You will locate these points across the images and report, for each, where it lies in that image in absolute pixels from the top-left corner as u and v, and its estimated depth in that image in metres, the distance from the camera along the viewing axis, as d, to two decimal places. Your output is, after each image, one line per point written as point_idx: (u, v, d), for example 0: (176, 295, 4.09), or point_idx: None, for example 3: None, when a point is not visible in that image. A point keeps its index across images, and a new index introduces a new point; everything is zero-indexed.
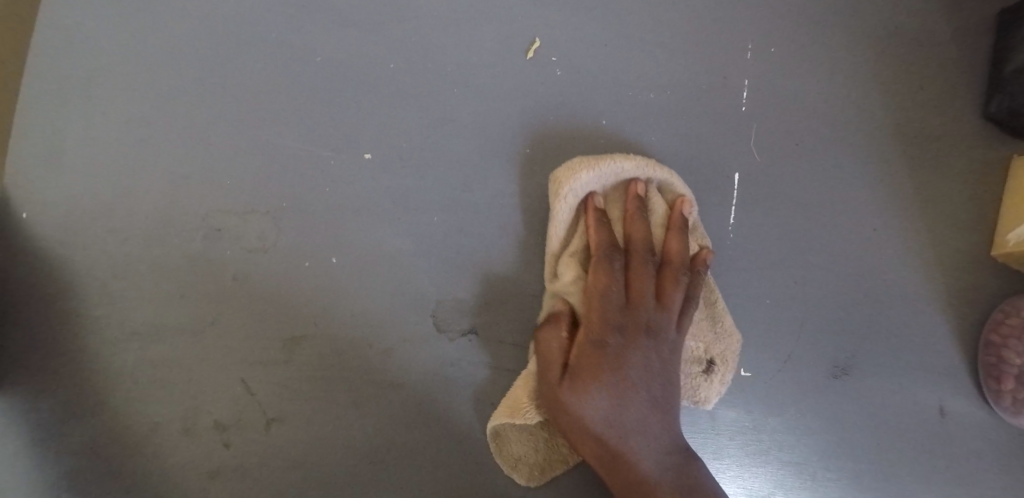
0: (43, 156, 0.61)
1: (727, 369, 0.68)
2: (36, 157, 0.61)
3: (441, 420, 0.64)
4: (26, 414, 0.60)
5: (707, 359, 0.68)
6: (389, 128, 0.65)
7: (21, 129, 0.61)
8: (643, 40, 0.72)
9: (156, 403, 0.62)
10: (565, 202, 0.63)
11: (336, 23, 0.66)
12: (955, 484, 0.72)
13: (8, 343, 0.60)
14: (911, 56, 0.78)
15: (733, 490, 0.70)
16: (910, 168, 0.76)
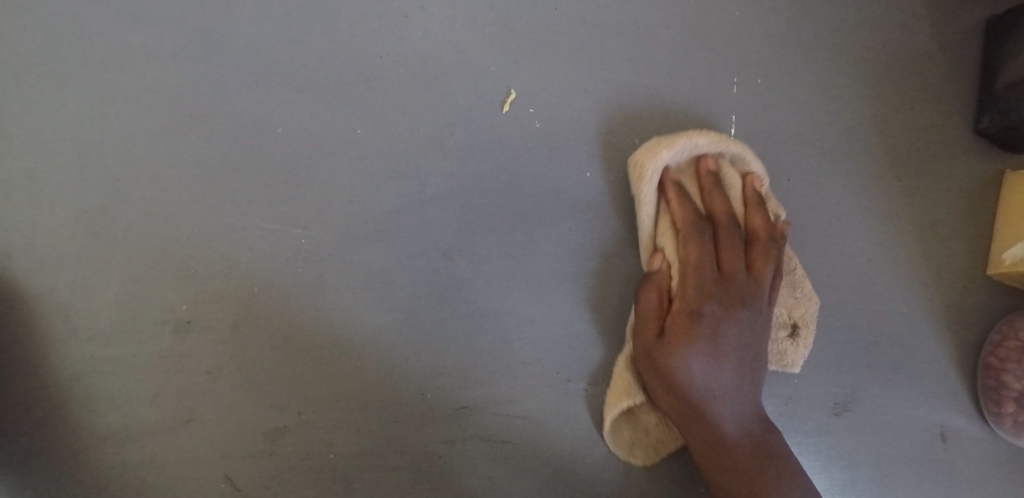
0: None
1: (808, 333, 0.69)
2: None
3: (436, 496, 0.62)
4: None
5: (788, 324, 0.69)
6: (360, 197, 0.63)
7: None
8: (622, 81, 0.68)
9: None
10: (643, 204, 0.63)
11: (297, 89, 0.63)
12: None
13: None
14: (898, 74, 0.75)
15: None
16: (903, 190, 0.74)
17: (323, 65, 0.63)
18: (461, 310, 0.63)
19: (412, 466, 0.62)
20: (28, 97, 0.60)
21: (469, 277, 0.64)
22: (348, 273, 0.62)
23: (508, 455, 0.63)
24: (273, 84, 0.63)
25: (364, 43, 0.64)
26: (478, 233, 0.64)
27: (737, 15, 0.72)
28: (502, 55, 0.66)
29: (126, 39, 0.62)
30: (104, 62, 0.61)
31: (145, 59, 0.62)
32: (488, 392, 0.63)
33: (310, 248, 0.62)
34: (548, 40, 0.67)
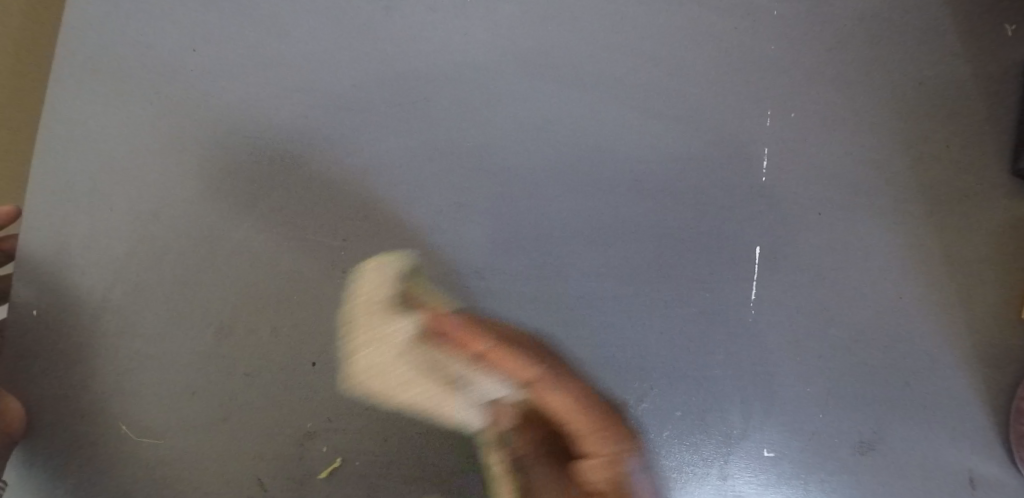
0: (51, 252, 0.63)
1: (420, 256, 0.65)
2: (45, 253, 0.63)
3: None
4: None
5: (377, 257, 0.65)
6: (398, 214, 0.65)
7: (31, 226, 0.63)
8: (657, 111, 0.70)
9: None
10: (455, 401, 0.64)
11: (344, 109, 0.66)
12: None
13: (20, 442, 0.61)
14: (934, 112, 0.76)
15: None
16: (937, 228, 0.74)
17: (369, 84, 0.66)
18: (490, 328, 0.65)
19: (435, 476, 0.64)
20: (93, 106, 0.64)
21: (500, 297, 0.65)
22: (386, 289, 0.64)
23: None
24: (322, 102, 0.66)
25: (409, 64, 0.67)
26: (508, 255, 0.66)
27: (773, 49, 0.73)
28: (541, 81, 0.68)
29: (186, 55, 0.66)
30: (164, 76, 0.65)
31: (203, 74, 0.65)
32: None
33: (349, 264, 0.65)
34: (585, 69, 0.69)
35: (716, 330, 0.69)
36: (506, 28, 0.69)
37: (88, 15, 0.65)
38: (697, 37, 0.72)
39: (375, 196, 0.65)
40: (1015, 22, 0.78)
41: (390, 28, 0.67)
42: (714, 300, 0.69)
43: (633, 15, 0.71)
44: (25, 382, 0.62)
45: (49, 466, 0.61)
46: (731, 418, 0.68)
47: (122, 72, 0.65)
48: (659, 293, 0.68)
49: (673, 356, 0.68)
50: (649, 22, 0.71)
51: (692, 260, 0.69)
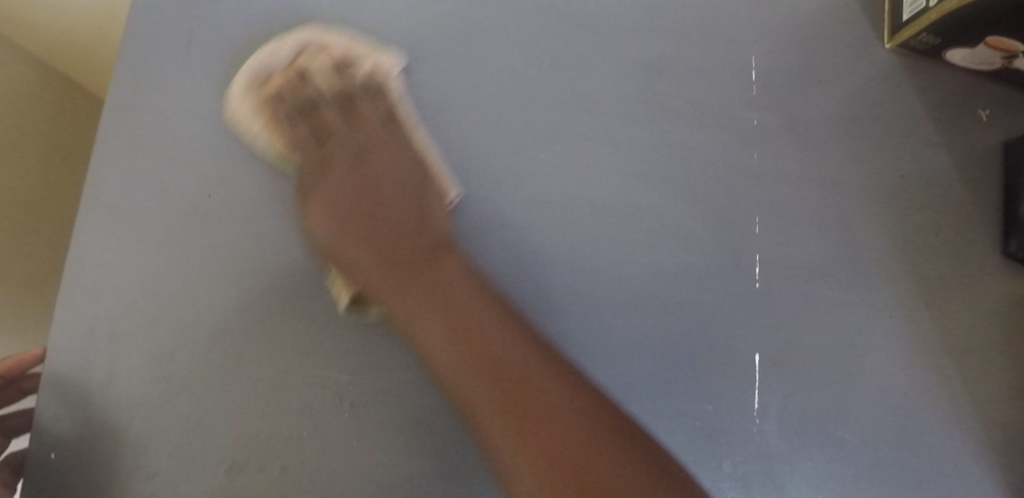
0: (74, 400, 0.66)
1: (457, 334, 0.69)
2: (70, 401, 0.66)
3: None
4: None
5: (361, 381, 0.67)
6: (403, 346, 0.68)
7: (57, 376, 0.66)
8: (649, 231, 0.74)
9: None
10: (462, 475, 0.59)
11: (350, 244, 0.69)
12: None
13: None
14: (921, 204, 0.79)
15: None
16: (936, 318, 0.76)
17: (376, 219, 0.71)
18: None
19: None
20: (114, 258, 0.68)
21: None
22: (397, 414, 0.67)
23: None
24: None
25: (411, 198, 0.72)
26: None
27: (756, 158, 0.77)
28: (535, 205, 0.74)
29: (201, 204, 0.70)
30: (181, 225, 0.69)
31: (217, 221, 0.70)
32: None
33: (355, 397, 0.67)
34: (576, 191, 0.74)
35: (718, 440, 0.71)
36: (500, 158, 0.74)
37: (111, 174, 0.70)
38: (682, 155, 0.76)
39: (384, 326, 0.68)
40: (987, 108, 0.83)
41: (403, 168, 0.74)
42: (716, 414, 0.72)
43: (618, 136, 0.76)
44: None
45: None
46: None
47: (143, 222, 0.69)
48: (660, 404, 0.71)
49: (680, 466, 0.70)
50: (637, 144, 0.76)
51: (689, 371, 0.72)
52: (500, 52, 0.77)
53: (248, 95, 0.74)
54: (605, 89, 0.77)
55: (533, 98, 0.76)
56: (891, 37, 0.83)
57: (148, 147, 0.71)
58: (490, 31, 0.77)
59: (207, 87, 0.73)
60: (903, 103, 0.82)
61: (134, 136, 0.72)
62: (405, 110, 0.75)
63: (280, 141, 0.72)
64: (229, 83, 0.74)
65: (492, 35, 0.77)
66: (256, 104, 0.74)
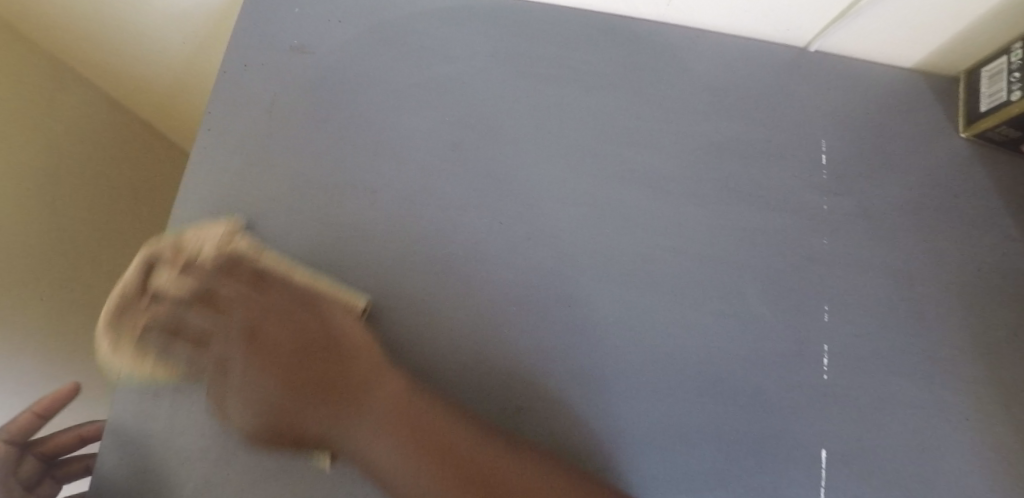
0: (150, 445, 0.70)
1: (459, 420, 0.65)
2: (147, 445, 0.70)
3: None
4: None
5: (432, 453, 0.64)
6: (466, 417, 0.69)
7: (135, 420, 0.70)
8: (714, 311, 0.73)
9: None
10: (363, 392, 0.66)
11: (421, 311, 0.73)
12: None
13: None
14: (1005, 299, 0.76)
15: None
16: (1022, 422, 0.71)
17: (441, 289, 0.73)
18: None
19: None
20: None
21: None
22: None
23: None
24: (398, 305, 0.73)
25: (474, 269, 0.74)
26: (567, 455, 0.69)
27: (825, 244, 0.76)
28: (596, 280, 0.73)
29: (272, 261, 0.72)
30: (249, 283, 0.70)
31: (286, 279, 0.71)
32: None
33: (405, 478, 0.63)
34: (640, 269, 0.74)
35: None
36: (564, 230, 0.75)
37: (192, 231, 0.74)
38: (751, 237, 0.75)
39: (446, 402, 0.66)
40: None
41: (465, 233, 0.75)
42: None
43: (684, 215, 0.76)
44: None
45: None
46: None
47: None
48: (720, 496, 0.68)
49: None
50: (703, 224, 0.76)
51: (753, 464, 0.69)
52: (571, 128, 0.79)
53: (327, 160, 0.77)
54: (672, 167, 0.78)
55: (600, 175, 0.77)
56: (968, 126, 0.82)
57: (235, 210, 0.76)
58: (560, 108, 0.79)
59: (291, 152, 0.78)
60: (981, 194, 0.80)
61: (218, 198, 0.76)
62: (476, 180, 0.77)
63: (358, 207, 0.76)
64: (309, 147, 0.78)
65: (563, 112, 0.79)
66: (333, 169, 0.77)
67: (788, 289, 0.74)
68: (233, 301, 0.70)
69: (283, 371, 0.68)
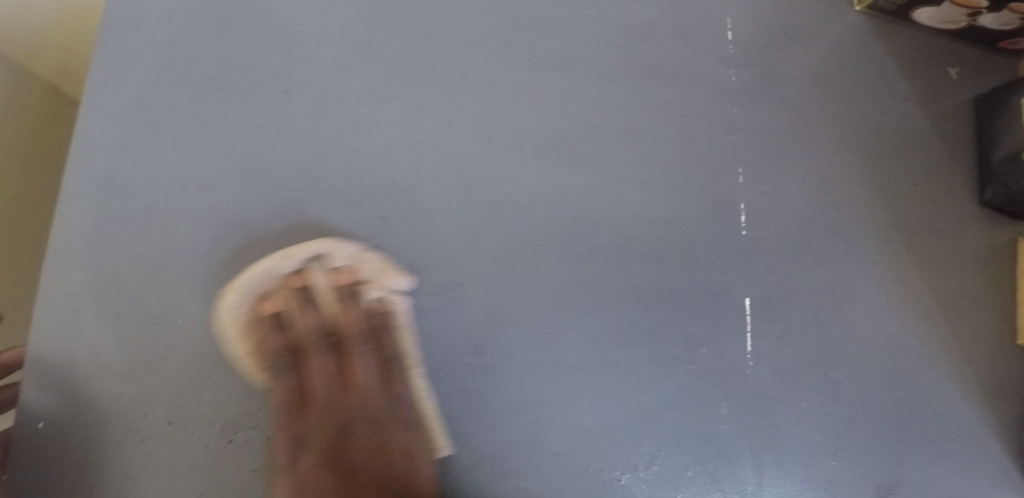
0: (54, 365, 0.62)
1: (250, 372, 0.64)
2: (49, 367, 0.62)
3: None
4: None
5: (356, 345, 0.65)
6: (395, 301, 0.65)
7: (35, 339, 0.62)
8: (636, 178, 0.72)
9: None
10: (303, 268, 0.65)
11: (341, 202, 0.67)
12: None
13: None
14: (900, 155, 0.81)
15: None
16: (919, 263, 0.77)
17: (361, 178, 0.68)
18: (492, 403, 0.64)
19: None
20: (97, 223, 0.65)
21: (502, 370, 0.65)
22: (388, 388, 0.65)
23: None
24: (318, 196, 0.67)
25: (394, 155, 0.69)
26: (503, 322, 0.65)
27: (736, 113, 0.78)
28: (519, 157, 0.70)
29: (182, 162, 0.67)
30: (164, 184, 0.66)
31: (200, 178, 0.67)
32: (517, 486, 0.63)
33: (348, 384, 0.65)
34: (564, 143, 0.72)
35: (715, 382, 0.67)
36: (483, 112, 0.71)
37: (81, 135, 0.66)
38: (667, 110, 0.76)
39: (390, 282, 0.65)
40: (955, 66, 0.85)
41: (378, 122, 0.70)
42: (714, 357, 0.68)
43: (601, 93, 0.75)
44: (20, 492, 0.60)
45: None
46: (744, 473, 0.66)
47: (118, 181, 0.66)
48: (655, 350, 0.67)
49: (676, 419, 0.66)
50: (621, 100, 0.75)
51: (686, 314, 0.69)
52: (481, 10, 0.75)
53: (221, 58, 0.70)
54: (586, 48, 0.76)
55: (513, 56, 0.74)
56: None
57: (128, 112, 0.68)
58: None
59: (177, 49, 0.70)
60: (878, 60, 0.84)
61: (98, 97, 0.67)
62: (388, 69, 0.71)
63: (262, 102, 0.69)
64: (199, 43, 0.70)
65: None
66: (231, 65, 0.70)
67: (705, 155, 0.75)
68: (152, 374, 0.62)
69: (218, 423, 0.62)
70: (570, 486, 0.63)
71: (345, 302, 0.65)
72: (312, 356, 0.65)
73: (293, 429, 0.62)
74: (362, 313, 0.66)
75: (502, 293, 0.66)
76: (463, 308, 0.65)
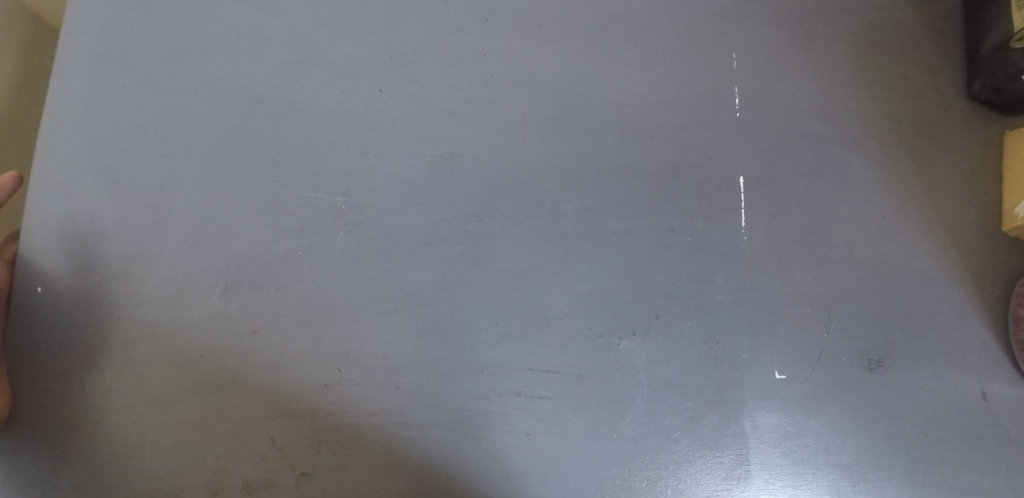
0: (52, 227, 0.62)
1: (197, 296, 0.62)
2: (48, 229, 0.62)
3: (463, 456, 0.62)
4: (64, 469, 0.59)
5: (352, 214, 0.64)
6: (395, 172, 0.65)
7: (35, 202, 0.62)
8: (633, 61, 0.73)
9: (174, 455, 0.59)
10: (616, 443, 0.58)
11: (337, 75, 0.67)
12: (1006, 454, 0.71)
13: (39, 403, 0.59)
14: (896, 47, 0.80)
15: (784, 463, 0.67)
16: (911, 152, 0.78)
17: (359, 53, 0.67)
18: (493, 270, 0.65)
19: (451, 423, 0.62)
20: (94, 92, 0.64)
21: (502, 238, 0.66)
22: (388, 255, 0.64)
23: (546, 412, 0.63)
24: (315, 69, 0.67)
25: (392, 31, 0.68)
26: (502, 194, 0.67)
27: (731, 2, 0.77)
28: (516, 36, 0.70)
29: (178, 32, 0.66)
30: (162, 54, 0.66)
31: (197, 49, 0.66)
32: (517, 349, 0.64)
33: (345, 252, 0.63)
34: (563, 26, 0.72)
35: (712, 255, 0.70)
36: None
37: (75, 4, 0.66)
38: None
39: (392, 153, 0.66)
40: None
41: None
42: (707, 231, 0.70)
43: None
44: (22, 350, 0.60)
45: (37, 456, 0.59)
46: (739, 343, 0.69)
47: (115, 51, 0.65)
48: (652, 223, 0.69)
49: (674, 288, 0.68)
50: None
51: (679, 191, 0.70)
52: None
53: None
54: None
55: None
56: None
57: None
58: None
59: None
60: None
61: None
62: None
63: None
64: None
65: None
66: None
67: (702, 41, 0.75)
68: (154, 237, 0.62)
69: (197, 332, 0.61)
70: (573, 351, 0.65)
71: (286, 178, 0.64)
72: (252, 232, 0.63)
73: (291, 293, 0.62)
74: (361, 180, 0.65)
75: (502, 167, 0.67)
76: (463, 178, 0.66)
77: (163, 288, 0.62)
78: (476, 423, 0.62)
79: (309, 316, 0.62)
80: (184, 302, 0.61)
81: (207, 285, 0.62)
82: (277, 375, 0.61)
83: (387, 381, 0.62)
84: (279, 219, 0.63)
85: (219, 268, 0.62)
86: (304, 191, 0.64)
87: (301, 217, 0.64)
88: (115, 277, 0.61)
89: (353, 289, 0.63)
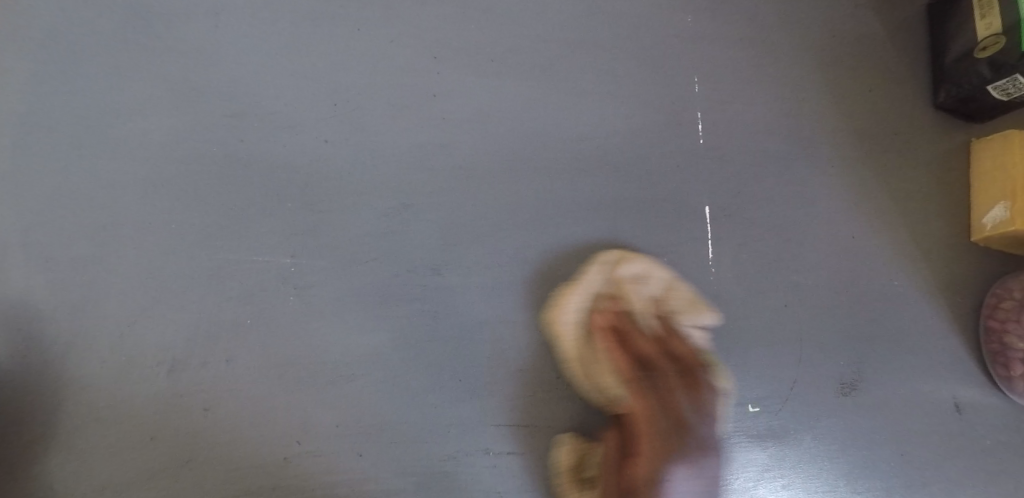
0: None
1: (143, 374, 0.59)
2: None
3: None
4: None
5: (302, 275, 0.61)
6: (345, 227, 0.62)
7: None
8: (590, 92, 0.70)
9: None
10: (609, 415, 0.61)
11: (278, 127, 0.63)
12: (981, 468, 0.71)
13: None
14: (858, 58, 0.78)
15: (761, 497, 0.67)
16: (878, 166, 0.76)
17: (301, 102, 0.64)
18: (454, 324, 0.63)
19: (419, 488, 0.60)
20: (15, 159, 0.60)
21: (462, 289, 0.63)
22: (344, 316, 0.61)
23: (516, 467, 0.62)
24: (254, 121, 0.63)
25: (334, 76, 0.65)
26: (460, 243, 0.64)
27: (689, 22, 0.74)
28: (466, 73, 0.67)
29: (103, 90, 0.62)
30: (88, 114, 0.61)
31: (126, 108, 0.62)
32: (483, 404, 0.62)
33: (298, 316, 0.61)
34: (514, 58, 0.69)
35: None
36: (425, 27, 0.67)
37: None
38: (618, 20, 0.72)
39: (342, 206, 0.63)
40: None
41: (312, 41, 0.65)
42: (674, 266, 0.68)
43: (550, 4, 0.71)
44: None
45: None
46: None
47: (36, 114, 0.61)
48: None
49: (642, 328, 0.66)
50: (570, 11, 0.71)
51: (643, 226, 0.68)
52: None
53: None
54: None
55: None
56: None
57: (39, 41, 0.62)
58: None
59: None
60: None
61: (3, 26, 0.62)
62: None
63: (188, 23, 0.64)
64: None
65: None
66: None
67: (660, 65, 0.73)
68: (92, 314, 0.59)
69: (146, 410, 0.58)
70: (541, 402, 0.63)
71: (230, 242, 0.61)
72: (197, 302, 0.60)
73: (243, 363, 0.59)
74: (310, 239, 0.62)
75: (458, 214, 0.65)
76: (418, 229, 0.64)
77: (105, 368, 0.58)
78: (444, 476, 0.61)
79: (264, 386, 0.59)
80: (130, 382, 0.58)
81: (153, 362, 0.59)
82: (234, 452, 0.58)
83: (349, 439, 0.60)
84: (225, 286, 0.60)
85: (163, 342, 0.59)
86: (250, 254, 0.61)
87: (249, 283, 0.60)
88: (52, 360, 0.58)
89: (309, 356, 0.60)
